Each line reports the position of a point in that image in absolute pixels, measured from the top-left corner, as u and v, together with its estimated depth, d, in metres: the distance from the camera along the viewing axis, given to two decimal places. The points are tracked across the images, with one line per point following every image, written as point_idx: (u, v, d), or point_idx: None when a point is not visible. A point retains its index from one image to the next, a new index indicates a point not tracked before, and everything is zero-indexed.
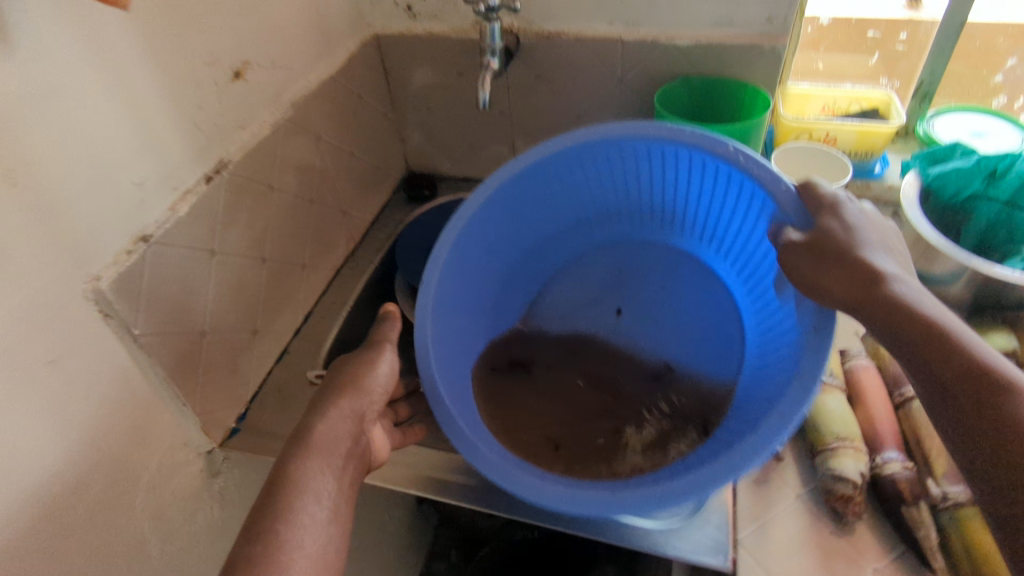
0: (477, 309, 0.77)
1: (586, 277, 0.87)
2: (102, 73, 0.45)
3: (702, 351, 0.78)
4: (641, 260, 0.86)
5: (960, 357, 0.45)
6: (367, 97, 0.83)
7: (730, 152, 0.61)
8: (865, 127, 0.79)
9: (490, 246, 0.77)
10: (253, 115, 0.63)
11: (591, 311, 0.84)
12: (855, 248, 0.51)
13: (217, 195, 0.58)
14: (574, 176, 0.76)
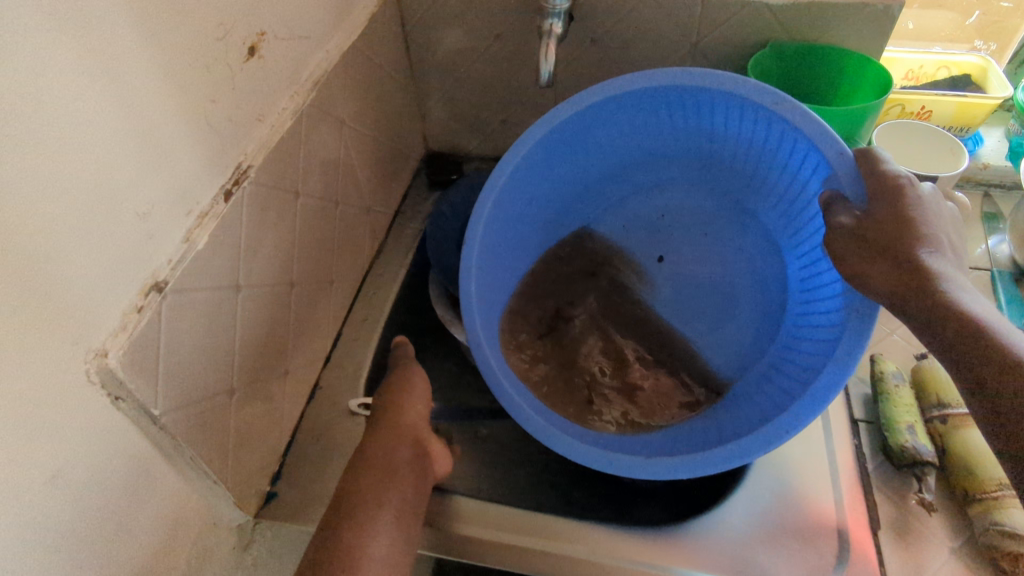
0: (501, 287, 0.65)
1: (628, 223, 0.72)
2: (86, 67, 0.32)
3: (751, 321, 0.65)
4: (684, 207, 0.70)
5: (1003, 364, 0.36)
6: (388, 67, 0.69)
7: (786, 109, 0.51)
8: (968, 100, 0.69)
9: (519, 208, 0.65)
10: (272, 102, 0.49)
11: (626, 270, 0.71)
12: (905, 237, 0.43)
13: (239, 214, 0.45)
14: (600, 124, 0.63)
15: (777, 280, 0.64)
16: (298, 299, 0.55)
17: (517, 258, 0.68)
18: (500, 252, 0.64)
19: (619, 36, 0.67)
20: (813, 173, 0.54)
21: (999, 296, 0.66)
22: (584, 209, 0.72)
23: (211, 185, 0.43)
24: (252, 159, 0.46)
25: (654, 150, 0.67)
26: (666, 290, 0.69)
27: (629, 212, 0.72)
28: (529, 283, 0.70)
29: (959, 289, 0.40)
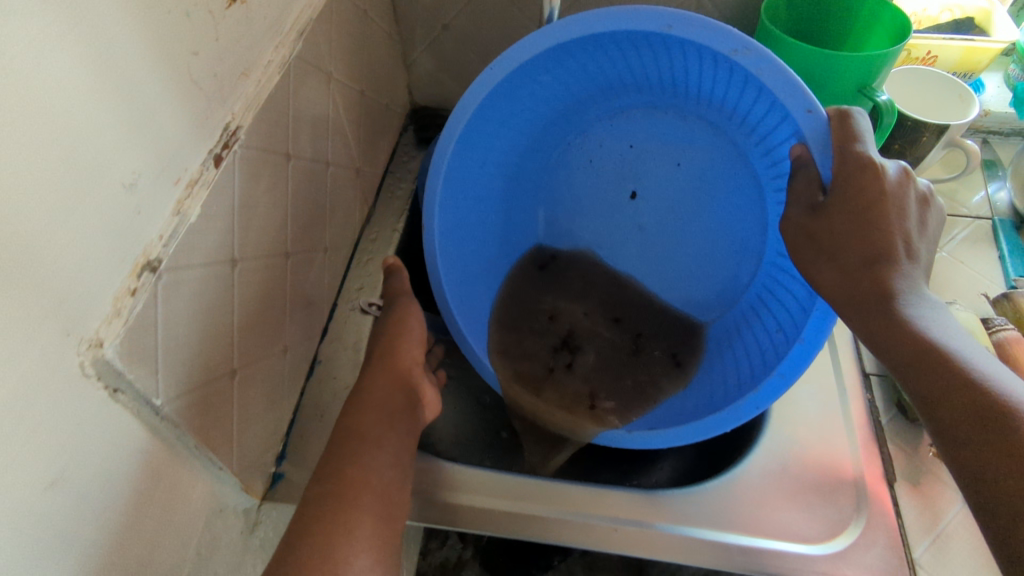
0: (479, 242, 0.60)
1: (597, 154, 0.62)
2: (56, 13, 0.27)
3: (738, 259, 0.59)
4: (657, 137, 0.60)
5: (953, 378, 0.36)
6: (373, 13, 0.64)
7: (748, 58, 0.43)
8: (974, 44, 0.67)
9: (473, 167, 0.57)
10: (257, 54, 0.44)
11: (603, 208, 0.63)
12: (862, 236, 0.41)
13: (230, 181, 0.41)
14: (538, 71, 0.53)
15: (757, 219, 0.57)
16: (294, 269, 0.52)
17: (490, 213, 0.62)
18: (463, 214, 0.58)
19: None
20: (784, 117, 0.46)
21: (1001, 245, 0.65)
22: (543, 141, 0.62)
23: (198, 150, 0.38)
24: (241, 119, 0.42)
25: (605, 81, 0.57)
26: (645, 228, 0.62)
27: (596, 142, 0.62)
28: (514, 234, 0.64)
29: (918, 304, 0.39)
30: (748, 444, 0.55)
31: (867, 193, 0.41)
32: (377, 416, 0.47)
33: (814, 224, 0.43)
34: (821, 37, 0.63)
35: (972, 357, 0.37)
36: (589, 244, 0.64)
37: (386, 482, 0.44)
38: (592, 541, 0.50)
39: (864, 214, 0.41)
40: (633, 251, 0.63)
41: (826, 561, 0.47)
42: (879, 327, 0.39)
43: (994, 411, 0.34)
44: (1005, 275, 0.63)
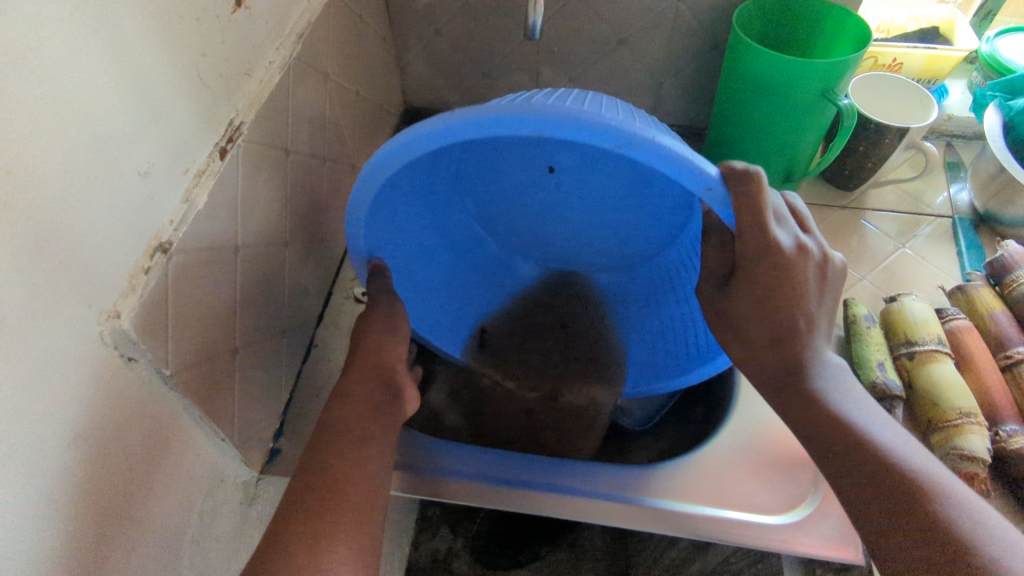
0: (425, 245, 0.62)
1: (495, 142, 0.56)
2: (87, 17, 0.31)
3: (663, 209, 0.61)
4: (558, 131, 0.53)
5: (865, 452, 0.41)
6: (368, 18, 0.67)
7: (636, 149, 0.34)
8: (936, 53, 0.72)
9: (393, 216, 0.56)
10: (259, 56, 0.48)
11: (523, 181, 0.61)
12: (767, 319, 0.44)
13: (235, 173, 0.44)
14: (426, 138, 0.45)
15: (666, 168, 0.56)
16: (292, 257, 0.55)
17: (421, 212, 0.61)
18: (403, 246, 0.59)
19: None
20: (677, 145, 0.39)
21: (960, 242, 0.69)
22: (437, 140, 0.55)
23: (204, 144, 0.42)
24: (244, 116, 0.46)
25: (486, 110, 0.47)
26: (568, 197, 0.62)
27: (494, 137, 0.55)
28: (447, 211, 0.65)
29: (826, 377, 0.44)
30: (717, 424, 0.59)
31: (766, 279, 0.42)
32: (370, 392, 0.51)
33: (726, 305, 0.46)
34: (789, 43, 0.67)
35: (872, 428, 0.42)
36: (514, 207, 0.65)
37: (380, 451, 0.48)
38: (574, 510, 0.54)
39: (765, 299, 0.43)
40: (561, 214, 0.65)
41: (786, 530, 0.50)
42: (791, 395, 0.44)
43: (897, 480, 0.39)
44: (962, 270, 0.67)
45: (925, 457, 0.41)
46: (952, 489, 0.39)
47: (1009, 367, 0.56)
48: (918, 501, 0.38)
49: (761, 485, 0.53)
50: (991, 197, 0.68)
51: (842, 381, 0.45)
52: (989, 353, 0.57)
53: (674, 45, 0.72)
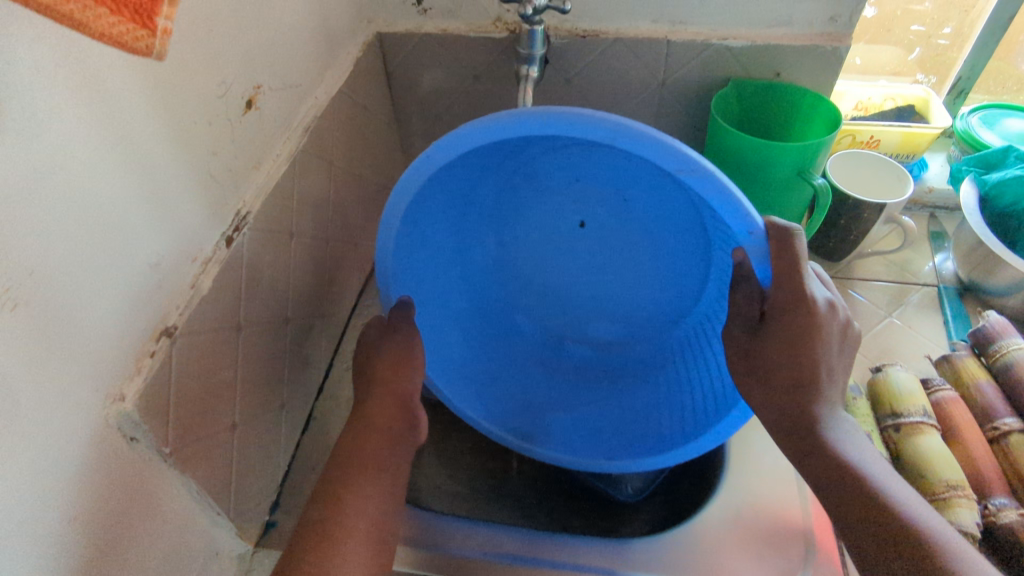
0: (440, 280, 0.65)
1: (543, 188, 0.63)
2: (107, 133, 0.35)
3: (681, 285, 0.64)
4: (608, 179, 0.60)
5: (880, 510, 0.41)
6: (372, 106, 0.73)
7: (692, 176, 0.40)
8: (912, 130, 0.75)
9: (423, 242, 0.60)
10: (267, 150, 0.53)
11: (552, 237, 0.66)
12: (792, 365, 0.46)
13: (240, 257, 0.48)
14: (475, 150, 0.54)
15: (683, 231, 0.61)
16: (295, 332, 0.58)
17: (445, 256, 0.65)
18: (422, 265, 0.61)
19: (590, 76, 0.73)
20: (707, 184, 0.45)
21: (946, 311, 0.71)
22: (489, 175, 0.62)
23: (211, 234, 0.46)
24: (251, 205, 0.49)
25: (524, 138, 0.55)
26: (596, 262, 0.66)
27: (544, 177, 0.62)
28: (469, 264, 0.69)
29: (840, 433, 0.45)
30: (705, 498, 0.59)
31: (795, 324, 0.45)
32: (375, 442, 0.51)
33: (753, 345, 0.48)
34: (779, 125, 0.73)
35: (887, 485, 0.43)
36: (532, 266, 0.69)
37: (376, 514, 0.48)
38: None
39: (793, 346, 0.46)
40: (573, 278, 0.69)
41: None
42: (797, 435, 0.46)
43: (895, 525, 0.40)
44: (948, 339, 0.68)
45: (940, 521, 0.41)
46: (965, 552, 0.39)
47: (998, 439, 0.56)
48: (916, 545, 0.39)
49: (750, 564, 0.53)
50: (973, 267, 0.70)
51: (855, 438, 0.46)
52: (976, 424, 0.58)
53: (661, 126, 0.77)
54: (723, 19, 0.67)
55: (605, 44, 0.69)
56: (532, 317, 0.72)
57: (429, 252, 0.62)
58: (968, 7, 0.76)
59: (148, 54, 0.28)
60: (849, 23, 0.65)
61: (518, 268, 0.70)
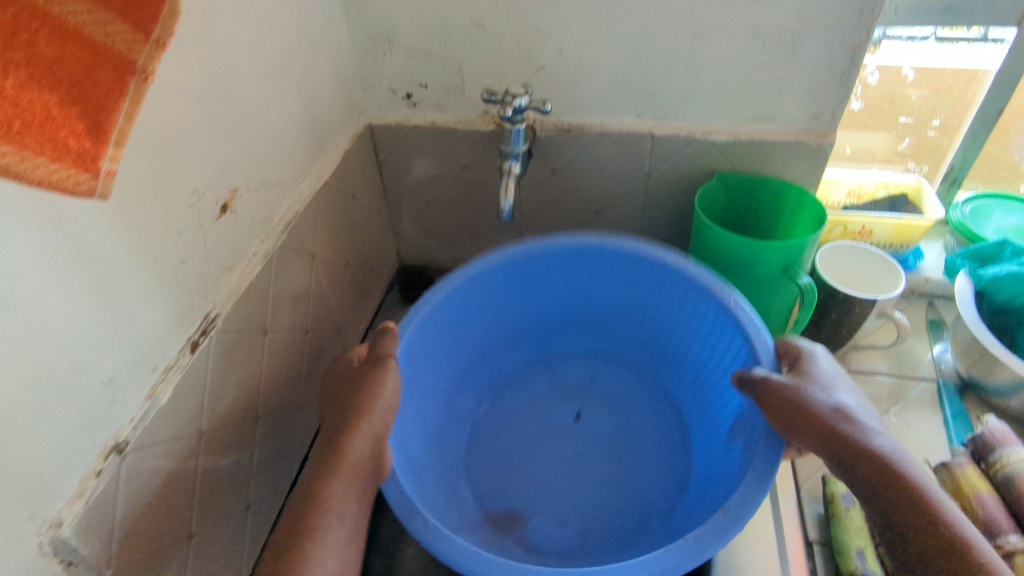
0: (440, 382, 0.71)
1: (559, 380, 0.80)
2: (66, 256, 0.35)
3: (644, 489, 0.69)
4: (617, 387, 0.78)
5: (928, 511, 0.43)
6: (361, 195, 0.74)
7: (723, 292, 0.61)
8: (904, 222, 0.74)
9: (452, 347, 0.72)
10: (242, 250, 0.53)
11: (543, 420, 0.76)
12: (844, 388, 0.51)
13: (205, 364, 0.47)
14: (540, 279, 0.74)
15: (669, 443, 0.72)
16: (264, 431, 0.57)
17: (446, 379, 0.72)
18: (454, 349, 0.73)
19: (576, 167, 0.74)
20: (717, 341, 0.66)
21: (945, 410, 0.68)
22: (519, 371, 0.81)
23: (175, 341, 0.46)
24: (220, 307, 0.49)
25: (564, 313, 0.79)
26: (575, 448, 0.73)
27: (561, 372, 0.80)
28: (456, 418, 0.74)
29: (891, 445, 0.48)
30: None
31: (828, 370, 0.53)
32: (341, 481, 0.47)
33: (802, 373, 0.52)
34: (765, 220, 0.73)
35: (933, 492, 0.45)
36: (506, 444, 0.73)
37: (337, 565, 0.43)
38: None
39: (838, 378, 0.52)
40: (545, 457, 0.72)
41: None
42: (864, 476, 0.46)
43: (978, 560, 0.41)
44: (949, 442, 0.65)
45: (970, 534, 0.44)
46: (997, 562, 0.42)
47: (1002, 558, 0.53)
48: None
49: None
50: (972, 364, 0.67)
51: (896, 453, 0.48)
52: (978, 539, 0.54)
53: (649, 215, 0.77)
54: (706, 115, 0.68)
55: (589, 137, 0.70)
56: (480, 500, 0.68)
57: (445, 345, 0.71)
58: (965, 79, 0.74)
59: (87, 193, 0.28)
60: (831, 120, 0.65)
61: (488, 448, 0.73)
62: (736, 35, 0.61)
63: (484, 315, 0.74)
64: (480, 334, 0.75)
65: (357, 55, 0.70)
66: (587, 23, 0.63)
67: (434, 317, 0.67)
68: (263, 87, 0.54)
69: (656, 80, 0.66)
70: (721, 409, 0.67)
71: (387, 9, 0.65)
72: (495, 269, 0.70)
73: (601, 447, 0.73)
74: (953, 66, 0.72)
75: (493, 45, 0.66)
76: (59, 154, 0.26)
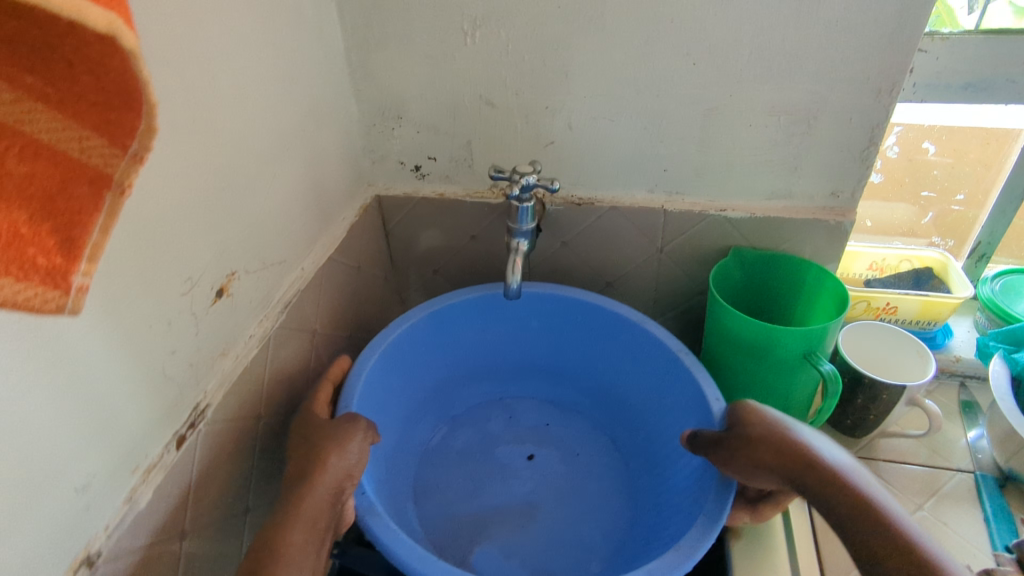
0: (405, 402, 0.72)
1: (516, 422, 0.80)
2: (42, 362, 0.33)
3: (591, 531, 0.67)
4: (570, 434, 0.78)
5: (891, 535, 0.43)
6: (367, 266, 0.73)
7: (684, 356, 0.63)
8: (931, 299, 0.71)
9: (416, 374, 0.73)
10: (238, 334, 0.51)
11: (495, 457, 0.75)
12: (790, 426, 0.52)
13: (191, 460, 0.45)
14: (504, 322, 0.76)
15: (617, 490, 0.71)
16: (254, 523, 0.54)
17: (405, 406, 0.72)
18: (422, 373, 0.74)
19: (586, 241, 0.72)
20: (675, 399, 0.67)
21: (985, 506, 0.63)
22: (478, 409, 0.81)
23: (160, 438, 0.43)
24: (211, 397, 0.47)
25: (525, 359, 0.80)
26: (525, 487, 0.72)
27: (518, 417, 0.80)
28: (412, 441, 0.74)
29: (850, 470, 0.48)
30: None
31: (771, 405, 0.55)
32: (299, 533, 0.46)
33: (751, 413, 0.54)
34: (784, 302, 0.70)
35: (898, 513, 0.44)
36: (456, 474, 0.73)
37: None
38: None
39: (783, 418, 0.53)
40: (494, 491, 0.71)
41: None
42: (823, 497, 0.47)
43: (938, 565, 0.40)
44: (993, 545, 0.60)
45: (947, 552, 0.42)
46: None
47: None
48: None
49: None
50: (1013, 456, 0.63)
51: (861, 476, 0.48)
52: None
53: (663, 289, 0.74)
54: (721, 191, 0.66)
55: (600, 212, 0.69)
56: (425, 525, 0.67)
57: (410, 370, 0.71)
58: (989, 141, 0.70)
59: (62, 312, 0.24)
60: (852, 199, 0.63)
61: (438, 476, 0.73)
62: (750, 114, 0.60)
63: (448, 349, 0.75)
64: (442, 366, 0.76)
65: (365, 128, 0.69)
66: (597, 100, 0.62)
67: (409, 337, 0.69)
68: (266, 167, 0.53)
69: (668, 156, 0.64)
70: (671, 462, 0.67)
71: (396, 85, 0.65)
72: (475, 303, 0.72)
73: (552, 484, 0.72)
74: (973, 127, 0.69)
75: (502, 120, 0.65)
76: (23, 273, 0.22)
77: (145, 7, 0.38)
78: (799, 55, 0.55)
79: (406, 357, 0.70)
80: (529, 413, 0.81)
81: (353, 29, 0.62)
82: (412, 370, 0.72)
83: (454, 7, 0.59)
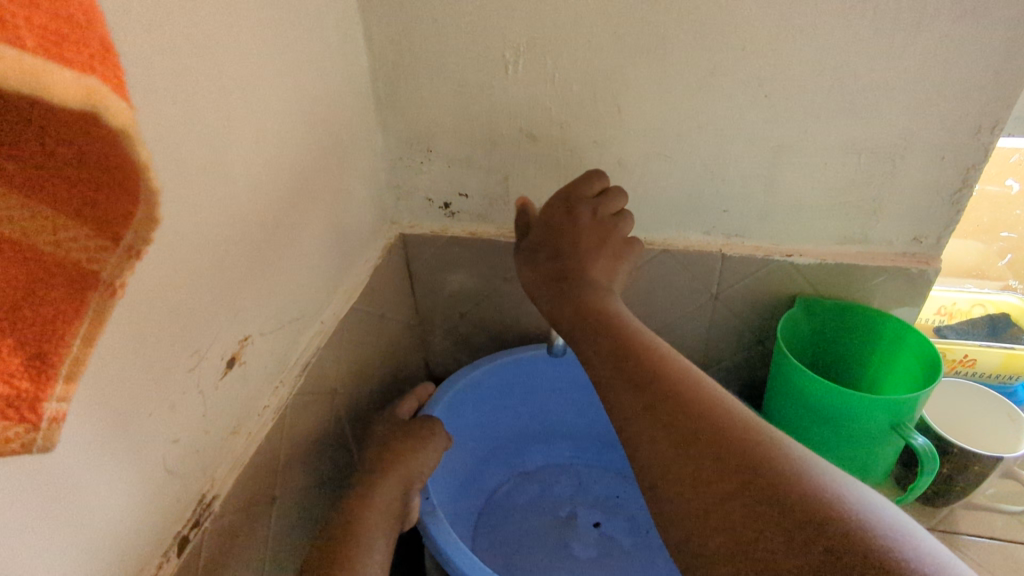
0: (468, 451, 0.71)
1: (586, 487, 0.76)
2: (8, 482, 0.26)
3: None
4: (642, 507, 0.73)
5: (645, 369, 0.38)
6: (390, 313, 0.66)
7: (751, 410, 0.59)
8: (1015, 351, 0.65)
9: (484, 421, 0.72)
10: (250, 407, 0.45)
11: (558, 517, 0.73)
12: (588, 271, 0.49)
13: (195, 566, 0.38)
14: (574, 383, 0.72)
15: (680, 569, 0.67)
16: None
17: (472, 454, 0.72)
18: (481, 430, 0.72)
19: (632, 286, 0.65)
20: None
21: None
22: (549, 466, 0.78)
23: (158, 543, 0.37)
24: (219, 487, 0.41)
25: (599, 425, 0.76)
26: (587, 553, 0.68)
27: (587, 483, 0.76)
28: (476, 486, 0.73)
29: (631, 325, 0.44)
30: None
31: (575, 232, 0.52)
32: None
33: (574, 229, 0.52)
34: (851, 369, 0.65)
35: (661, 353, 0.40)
36: (516, 528, 0.71)
37: None
38: None
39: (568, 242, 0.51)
40: (554, 552, 0.68)
41: None
42: (659, 424, 0.34)
43: (802, 498, 0.28)
44: None
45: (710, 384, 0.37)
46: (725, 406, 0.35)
47: None
48: (848, 526, 0.27)
49: None
50: None
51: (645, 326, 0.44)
52: None
53: (714, 335, 0.68)
54: (785, 235, 0.59)
55: (651, 255, 0.62)
56: None
57: (477, 419, 0.71)
58: None
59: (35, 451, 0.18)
60: (937, 244, 0.56)
61: (499, 527, 0.72)
62: (826, 152, 0.53)
63: (518, 403, 0.73)
64: (513, 419, 0.75)
65: (391, 162, 0.63)
66: (651, 134, 0.55)
67: (474, 390, 0.68)
68: (286, 213, 0.47)
69: (729, 197, 0.58)
70: None
71: (427, 117, 0.59)
72: (542, 361, 0.69)
73: (615, 558, 0.68)
74: None
75: (543, 155, 0.59)
76: None
77: (148, 37, 0.31)
78: (889, 88, 0.49)
79: (471, 406, 0.69)
80: (603, 481, 0.77)
81: (381, 54, 0.56)
82: (479, 419, 0.71)
83: (495, 31, 0.52)
